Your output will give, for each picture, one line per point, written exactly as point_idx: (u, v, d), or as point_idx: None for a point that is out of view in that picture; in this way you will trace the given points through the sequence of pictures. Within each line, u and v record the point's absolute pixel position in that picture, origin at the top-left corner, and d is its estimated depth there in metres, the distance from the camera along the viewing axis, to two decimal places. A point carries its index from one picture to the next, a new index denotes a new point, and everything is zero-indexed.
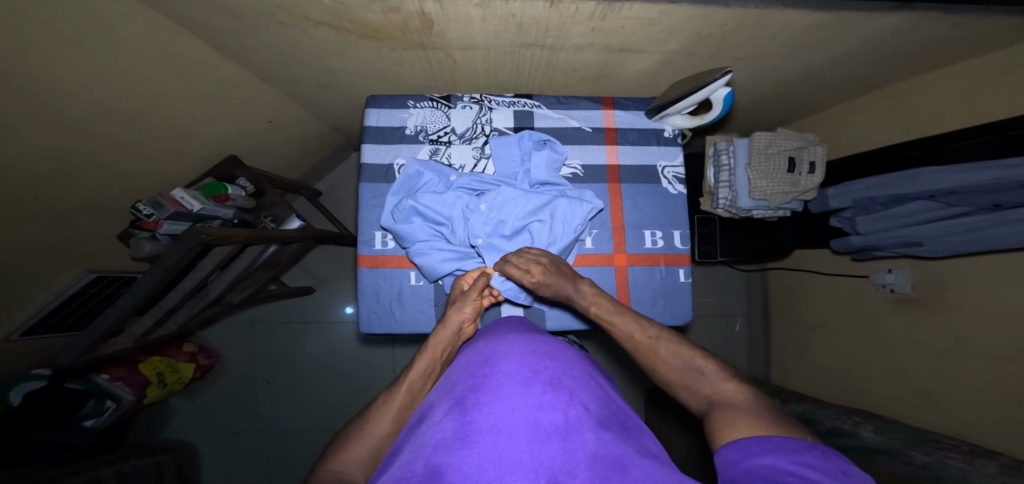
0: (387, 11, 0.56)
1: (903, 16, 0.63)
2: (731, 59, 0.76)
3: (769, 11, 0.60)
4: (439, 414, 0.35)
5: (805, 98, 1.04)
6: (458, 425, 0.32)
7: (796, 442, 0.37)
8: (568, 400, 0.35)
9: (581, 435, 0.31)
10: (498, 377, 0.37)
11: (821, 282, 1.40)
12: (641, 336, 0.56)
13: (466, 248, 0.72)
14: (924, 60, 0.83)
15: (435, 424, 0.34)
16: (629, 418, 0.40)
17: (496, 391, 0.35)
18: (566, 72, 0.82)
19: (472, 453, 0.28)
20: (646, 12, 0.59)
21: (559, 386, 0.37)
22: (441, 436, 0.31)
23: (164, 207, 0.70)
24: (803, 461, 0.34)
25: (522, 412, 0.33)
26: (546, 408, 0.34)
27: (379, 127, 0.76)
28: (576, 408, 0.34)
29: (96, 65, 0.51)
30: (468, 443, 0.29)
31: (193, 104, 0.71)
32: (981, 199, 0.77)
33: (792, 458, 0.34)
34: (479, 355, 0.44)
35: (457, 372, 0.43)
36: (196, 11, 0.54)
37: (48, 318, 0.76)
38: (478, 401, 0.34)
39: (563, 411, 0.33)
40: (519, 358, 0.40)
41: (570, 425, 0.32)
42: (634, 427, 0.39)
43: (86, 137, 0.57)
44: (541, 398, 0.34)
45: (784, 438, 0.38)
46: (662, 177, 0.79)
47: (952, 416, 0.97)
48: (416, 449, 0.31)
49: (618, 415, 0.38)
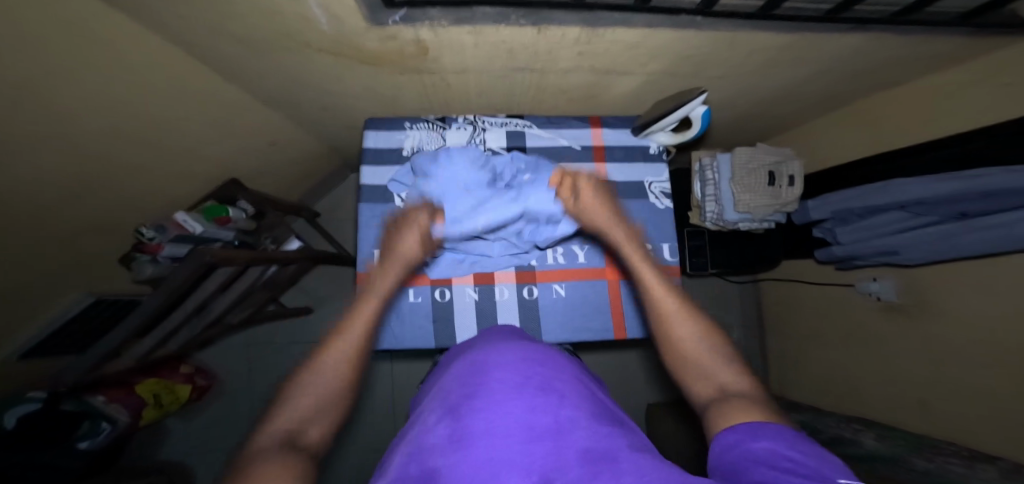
0: (385, 39, 0.60)
1: (868, 35, 0.67)
2: (710, 78, 0.80)
3: (741, 33, 0.63)
4: (432, 420, 0.37)
5: (786, 114, 1.09)
6: (453, 430, 0.33)
7: (799, 434, 0.34)
8: (559, 402, 0.37)
9: (573, 433, 0.33)
10: (489, 384, 0.38)
11: (812, 292, 1.41)
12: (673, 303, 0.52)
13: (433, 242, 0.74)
14: (894, 76, 0.88)
15: (431, 431, 0.35)
16: (617, 417, 0.41)
17: (490, 397, 0.36)
18: (556, 94, 0.86)
19: (469, 454, 0.29)
20: (629, 36, 0.62)
21: (549, 391, 0.38)
22: (438, 440, 0.33)
23: (167, 230, 0.73)
24: (802, 449, 0.30)
25: (515, 414, 0.34)
26: (537, 411, 0.35)
27: (377, 149, 0.78)
28: (566, 409, 0.36)
29: (105, 90, 0.53)
30: (464, 444, 0.31)
31: (198, 129, 0.73)
32: (947, 209, 0.82)
33: (795, 446, 0.30)
34: (469, 365, 0.45)
35: (450, 382, 0.44)
36: (201, 38, 0.57)
37: (49, 338, 0.77)
38: (472, 407, 0.36)
39: (554, 413, 0.35)
40: (510, 365, 0.42)
41: (562, 424, 0.34)
42: (624, 424, 0.40)
43: (92, 160, 0.59)
44: (533, 401, 0.36)
45: (779, 426, 0.34)
46: (649, 192, 0.81)
47: (951, 422, 0.97)
48: (413, 453, 0.32)
49: (606, 414, 0.40)
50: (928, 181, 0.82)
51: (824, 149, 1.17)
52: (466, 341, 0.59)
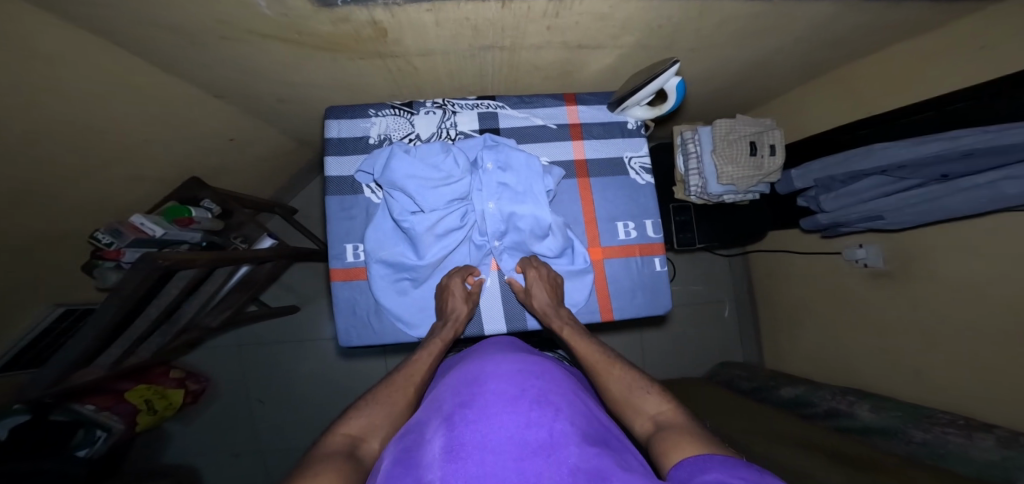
0: (337, 21, 0.56)
1: (833, 2, 0.64)
2: (685, 50, 0.77)
3: (710, 1, 0.60)
4: (431, 427, 0.41)
5: (766, 85, 1.05)
6: (447, 440, 0.38)
7: (738, 460, 0.38)
8: (553, 416, 0.41)
9: (566, 449, 0.36)
10: (486, 396, 0.43)
11: (798, 263, 1.41)
12: (600, 355, 0.60)
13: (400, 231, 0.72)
14: (878, 39, 0.84)
15: (427, 439, 0.39)
16: (613, 437, 0.43)
17: (483, 410, 0.41)
18: (530, 72, 0.82)
19: (462, 469, 0.34)
20: (596, 7, 0.59)
21: (545, 403, 0.42)
22: (433, 452, 0.37)
23: (124, 234, 0.69)
24: (741, 475, 0.34)
25: (509, 429, 0.38)
26: (532, 426, 0.39)
27: (341, 139, 0.75)
28: (560, 423, 0.40)
29: (27, 95, 0.50)
30: (459, 456, 0.35)
31: (143, 129, 0.70)
32: (931, 170, 0.79)
33: (736, 473, 0.34)
34: (468, 374, 0.50)
35: (444, 391, 0.49)
36: (134, 29, 0.54)
37: (19, 356, 0.75)
38: (465, 419, 0.40)
39: (548, 428, 0.39)
40: (507, 377, 0.46)
41: (555, 439, 0.37)
42: (616, 445, 0.41)
43: (31, 167, 0.56)
44: (528, 416, 0.40)
45: (725, 456, 0.38)
46: (629, 168, 0.79)
47: (942, 387, 0.98)
48: (410, 461, 0.37)
49: (601, 433, 0.42)
50: (905, 144, 0.80)
51: (807, 118, 1.15)
52: (463, 352, 0.64)
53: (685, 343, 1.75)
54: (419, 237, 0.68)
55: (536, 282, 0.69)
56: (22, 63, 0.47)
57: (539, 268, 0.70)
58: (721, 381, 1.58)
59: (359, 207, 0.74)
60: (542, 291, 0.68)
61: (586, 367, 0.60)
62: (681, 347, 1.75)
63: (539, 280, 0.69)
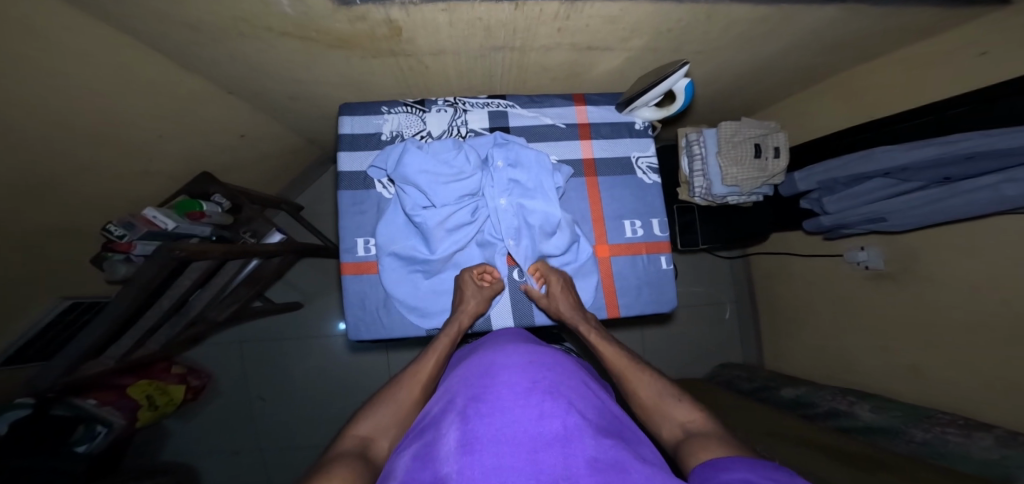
0: (354, 20, 0.57)
1: (837, 7, 0.65)
2: (692, 53, 0.78)
3: (719, 6, 0.61)
4: (446, 419, 0.42)
5: (768, 89, 1.07)
6: (462, 434, 0.38)
7: (768, 463, 0.39)
8: (566, 408, 0.41)
9: (582, 442, 0.37)
10: (498, 389, 0.44)
11: (799, 265, 1.43)
12: (625, 361, 0.61)
13: (411, 225, 0.73)
14: (879, 46, 0.86)
15: (442, 433, 0.40)
16: (626, 428, 0.45)
17: (496, 403, 0.41)
18: (539, 73, 0.83)
19: (480, 461, 0.34)
20: (607, 9, 0.60)
21: (557, 395, 0.43)
22: (448, 446, 0.37)
23: (136, 227, 0.69)
24: (771, 475, 0.35)
25: (522, 422, 0.39)
26: (546, 417, 0.40)
27: (354, 135, 0.76)
28: (574, 415, 0.40)
29: (43, 85, 0.50)
30: (474, 449, 0.36)
31: (156, 122, 0.71)
32: (931, 173, 0.80)
33: (764, 473, 0.35)
34: (479, 366, 0.50)
35: (457, 383, 0.50)
36: (151, 23, 0.55)
37: (26, 349, 0.73)
38: (479, 412, 0.41)
39: (563, 420, 0.39)
40: (518, 369, 0.47)
41: (570, 431, 0.38)
42: (631, 437, 0.43)
43: (43, 159, 0.56)
44: (542, 408, 0.40)
45: (754, 458, 0.40)
46: (636, 168, 0.80)
47: (941, 388, 0.99)
48: (427, 456, 0.37)
49: (615, 425, 0.43)
50: (905, 147, 0.82)
51: (806, 124, 1.17)
52: (473, 344, 0.65)
53: (686, 344, 1.76)
54: (430, 232, 0.69)
55: (557, 285, 0.69)
56: (38, 51, 0.47)
57: (555, 273, 0.70)
58: (721, 381, 1.59)
59: (370, 202, 0.75)
60: (563, 295, 0.69)
61: (611, 372, 0.61)
62: (681, 348, 1.76)
63: (560, 284, 0.69)
